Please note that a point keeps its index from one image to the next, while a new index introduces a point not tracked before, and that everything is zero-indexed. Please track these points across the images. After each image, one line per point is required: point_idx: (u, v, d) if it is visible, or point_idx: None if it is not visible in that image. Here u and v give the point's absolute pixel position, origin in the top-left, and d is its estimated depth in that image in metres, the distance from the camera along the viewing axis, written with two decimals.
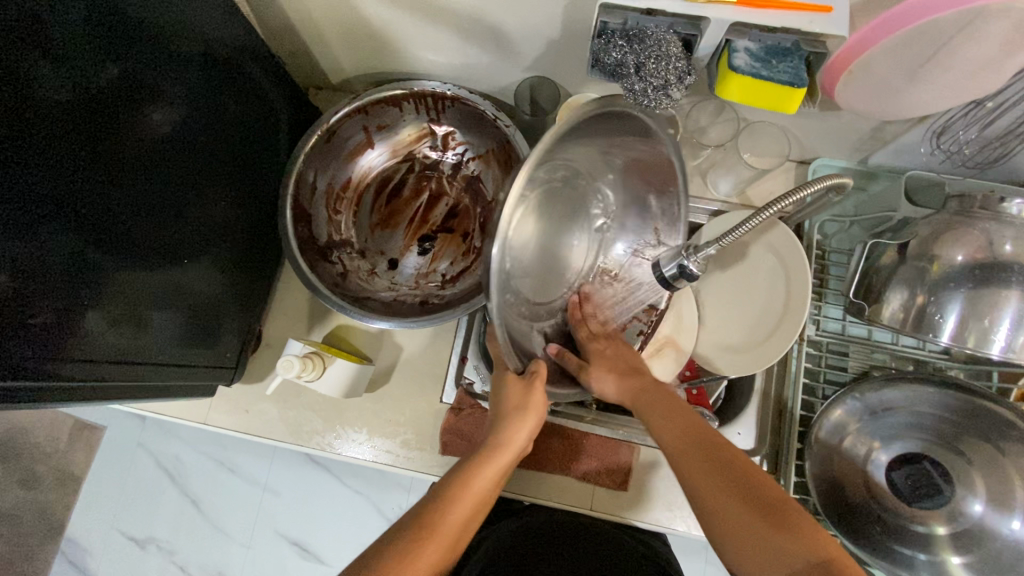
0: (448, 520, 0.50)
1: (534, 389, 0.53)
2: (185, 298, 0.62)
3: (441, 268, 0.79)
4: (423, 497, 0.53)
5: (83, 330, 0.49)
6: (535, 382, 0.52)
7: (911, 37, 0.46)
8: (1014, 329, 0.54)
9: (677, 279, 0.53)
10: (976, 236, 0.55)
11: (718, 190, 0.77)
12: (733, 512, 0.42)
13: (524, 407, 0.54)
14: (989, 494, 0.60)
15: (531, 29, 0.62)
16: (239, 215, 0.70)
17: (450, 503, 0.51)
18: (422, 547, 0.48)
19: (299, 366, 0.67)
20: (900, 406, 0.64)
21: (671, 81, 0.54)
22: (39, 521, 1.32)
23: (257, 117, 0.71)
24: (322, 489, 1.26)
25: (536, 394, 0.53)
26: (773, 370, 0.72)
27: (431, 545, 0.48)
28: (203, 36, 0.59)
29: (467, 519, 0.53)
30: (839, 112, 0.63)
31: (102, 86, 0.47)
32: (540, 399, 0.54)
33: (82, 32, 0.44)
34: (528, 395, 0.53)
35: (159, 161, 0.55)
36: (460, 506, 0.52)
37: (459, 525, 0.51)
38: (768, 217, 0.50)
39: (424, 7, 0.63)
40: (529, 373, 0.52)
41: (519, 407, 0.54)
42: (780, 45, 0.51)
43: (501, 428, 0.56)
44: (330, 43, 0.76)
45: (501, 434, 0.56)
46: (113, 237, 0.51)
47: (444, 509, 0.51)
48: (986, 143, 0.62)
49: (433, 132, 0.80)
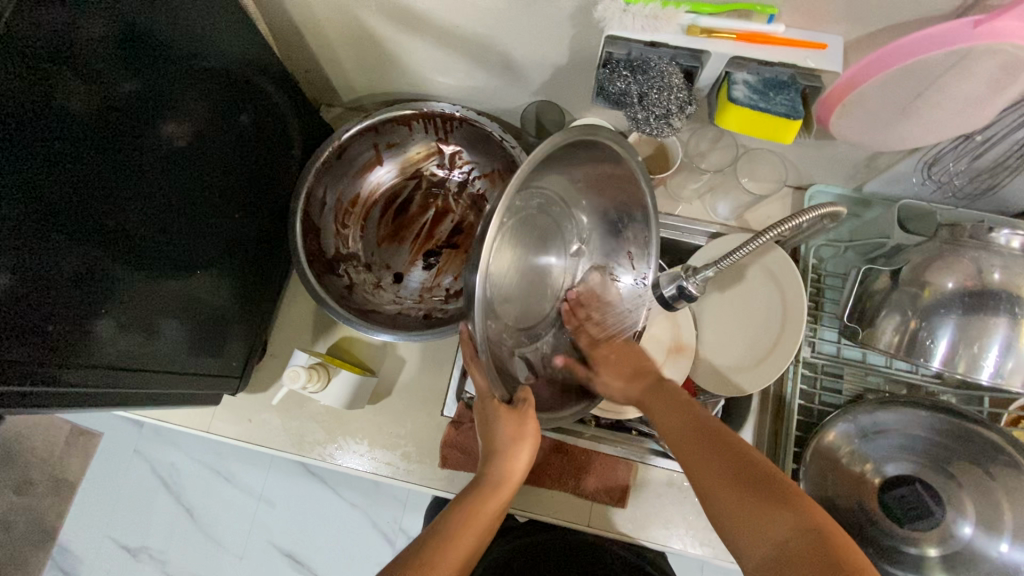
0: (448, 555, 0.52)
1: (528, 419, 0.53)
2: (192, 306, 0.63)
3: (445, 283, 0.81)
4: (427, 528, 0.55)
5: (92, 337, 0.50)
6: (527, 411, 0.53)
7: (900, 75, 0.49)
8: (1004, 354, 0.55)
9: (676, 300, 0.56)
10: (966, 264, 0.57)
11: (716, 213, 0.79)
12: (723, 480, 0.47)
13: (519, 437, 0.55)
14: (979, 518, 0.61)
15: (538, 55, 0.65)
16: (249, 225, 0.72)
17: (452, 538, 0.53)
18: None
19: (305, 376, 0.68)
20: (893, 429, 0.65)
21: (672, 111, 0.56)
22: (31, 528, 1.31)
23: (270, 135, 0.74)
24: (317, 501, 1.25)
25: (530, 423, 0.54)
26: (769, 391, 0.74)
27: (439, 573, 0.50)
28: (221, 56, 0.61)
29: (473, 547, 0.54)
30: (834, 141, 0.66)
31: (124, 100, 0.49)
32: (533, 428, 0.55)
33: (103, 48, 0.46)
34: (523, 426, 0.54)
35: (172, 172, 0.56)
36: (461, 541, 0.53)
37: (465, 554, 0.53)
38: (767, 242, 0.53)
39: (435, 33, 0.66)
40: (518, 403, 0.52)
41: (516, 437, 0.54)
42: (778, 77, 0.53)
43: (500, 462, 0.57)
44: (343, 64, 0.78)
45: (502, 465, 0.57)
46: (126, 245, 0.52)
47: (449, 543, 0.53)
48: (975, 175, 0.64)
49: (441, 150, 0.82)
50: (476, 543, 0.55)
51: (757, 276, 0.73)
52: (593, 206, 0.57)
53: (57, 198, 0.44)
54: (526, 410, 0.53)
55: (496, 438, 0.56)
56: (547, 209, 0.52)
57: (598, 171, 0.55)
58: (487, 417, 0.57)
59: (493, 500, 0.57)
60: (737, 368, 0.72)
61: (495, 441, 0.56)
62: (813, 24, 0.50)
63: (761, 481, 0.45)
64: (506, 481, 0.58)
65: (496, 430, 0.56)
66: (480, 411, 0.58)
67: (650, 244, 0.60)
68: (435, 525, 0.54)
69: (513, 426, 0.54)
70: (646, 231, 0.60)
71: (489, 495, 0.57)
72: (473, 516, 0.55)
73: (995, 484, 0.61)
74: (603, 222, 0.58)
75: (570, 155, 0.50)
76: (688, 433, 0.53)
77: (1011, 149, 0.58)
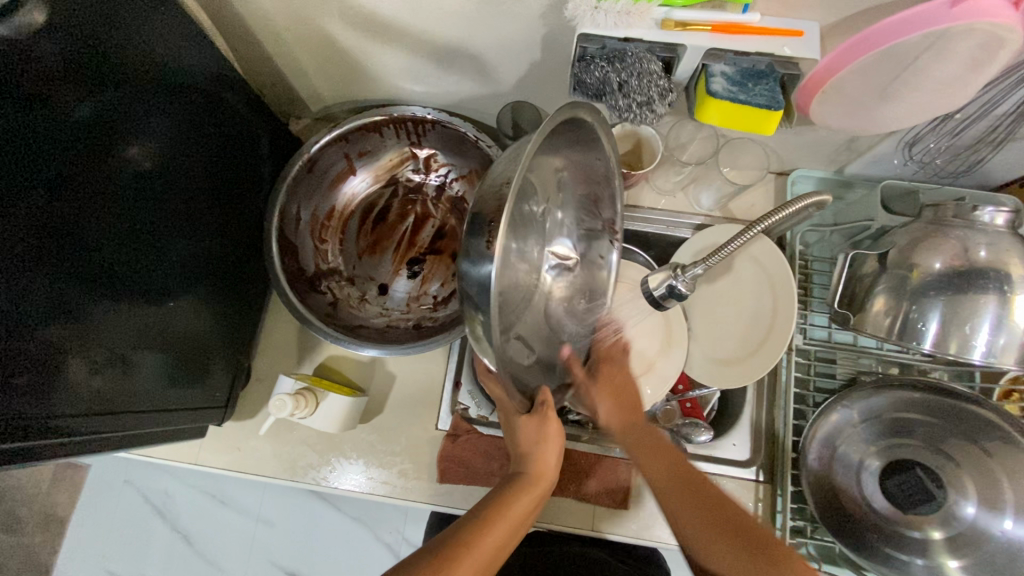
0: (482, 542, 0.51)
1: (550, 421, 0.56)
2: (170, 335, 0.60)
3: (432, 290, 0.79)
4: (454, 523, 0.54)
5: (65, 378, 0.48)
6: (547, 413, 0.55)
7: (877, 60, 0.48)
8: (995, 331, 0.55)
9: (666, 299, 0.56)
10: (952, 244, 0.57)
11: (700, 204, 0.78)
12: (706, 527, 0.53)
13: (543, 439, 0.57)
14: (981, 497, 0.61)
15: (510, 55, 0.63)
16: (224, 246, 0.69)
17: (483, 529, 0.52)
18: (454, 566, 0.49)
19: (291, 404, 0.66)
20: (888, 412, 0.66)
21: (654, 98, 0.54)
22: (22, 567, 1.28)
23: (239, 153, 0.71)
24: (316, 518, 1.23)
25: (551, 424, 0.57)
26: (765, 380, 0.73)
27: (466, 563, 0.49)
28: (183, 73, 0.59)
29: (499, 549, 0.53)
30: (814, 126, 0.65)
31: (77, 125, 0.46)
32: (555, 429, 0.57)
33: (57, 70, 0.44)
34: (545, 428, 0.57)
35: (140, 195, 0.54)
36: (494, 531, 0.52)
37: (492, 549, 0.52)
38: (754, 236, 0.53)
39: (404, 39, 0.64)
40: (539, 403, 0.54)
41: (540, 439, 0.57)
42: (755, 67, 0.52)
43: (528, 462, 0.58)
44: (311, 75, 0.76)
45: (529, 467, 0.58)
46: (95, 276, 0.50)
47: (477, 533, 0.52)
48: (956, 152, 0.64)
49: (415, 155, 0.80)
50: (509, 535, 0.53)
51: (745, 266, 0.73)
52: (568, 183, 0.55)
53: (18, 236, 0.42)
54: (546, 411, 0.55)
55: (522, 441, 0.59)
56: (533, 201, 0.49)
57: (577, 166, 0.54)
58: (512, 424, 0.60)
59: (522, 499, 0.56)
60: (730, 360, 0.72)
61: (521, 444, 0.59)
62: (787, 10, 0.49)
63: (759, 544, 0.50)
64: (536, 482, 0.57)
65: (520, 435, 0.59)
66: (507, 423, 0.62)
67: (615, 199, 0.59)
68: (462, 520, 0.54)
69: (535, 428, 0.57)
70: (613, 193, 0.59)
71: (518, 493, 0.56)
72: (501, 513, 0.54)
73: (993, 462, 0.61)
74: (575, 199, 0.56)
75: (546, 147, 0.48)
76: (679, 486, 0.56)
77: (992, 125, 0.57)
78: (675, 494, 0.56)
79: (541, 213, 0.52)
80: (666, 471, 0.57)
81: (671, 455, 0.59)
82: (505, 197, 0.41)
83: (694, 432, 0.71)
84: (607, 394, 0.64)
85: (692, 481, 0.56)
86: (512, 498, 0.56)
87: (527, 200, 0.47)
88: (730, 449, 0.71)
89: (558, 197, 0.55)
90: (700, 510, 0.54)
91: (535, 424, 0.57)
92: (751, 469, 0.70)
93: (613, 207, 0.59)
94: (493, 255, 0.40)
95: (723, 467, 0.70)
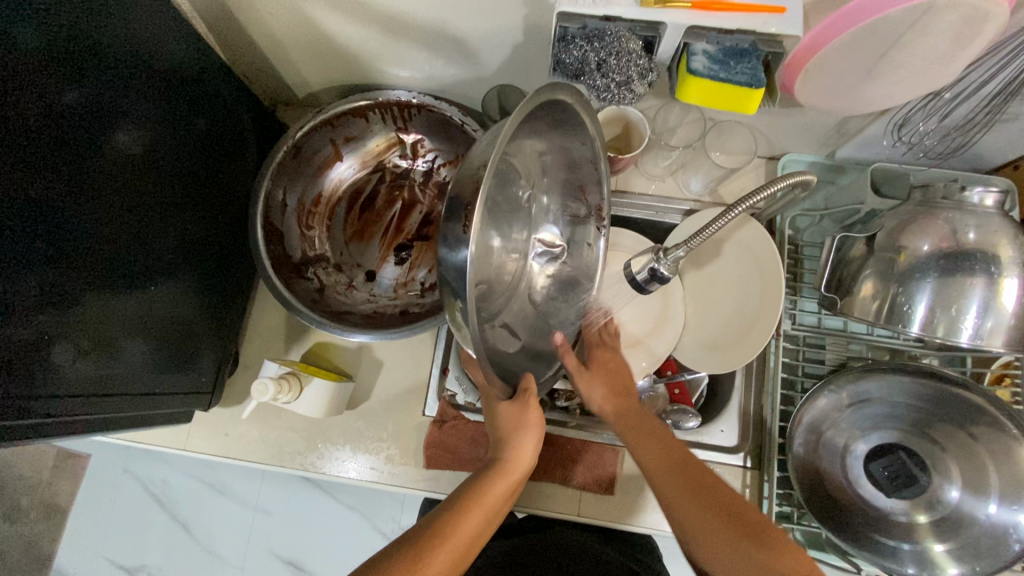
0: (461, 528, 0.51)
1: (530, 407, 0.56)
2: (157, 320, 0.61)
3: (420, 276, 0.79)
4: (435, 508, 0.54)
5: (51, 364, 0.48)
6: (529, 400, 0.56)
7: (861, 36, 0.47)
8: (982, 315, 0.54)
9: (649, 282, 0.55)
10: (940, 226, 0.56)
11: (689, 189, 0.78)
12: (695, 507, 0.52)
13: (523, 426, 0.57)
14: (966, 481, 0.61)
15: (493, 37, 0.62)
16: (210, 232, 0.69)
17: (462, 515, 0.52)
18: (432, 554, 0.49)
19: (274, 388, 0.65)
20: (877, 397, 0.66)
21: (633, 78, 0.56)
22: (25, 554, 1.30)
23: (224, 142, 0.71)
24: (313, 507, 1.24)
25: (532, 410, 0.57)
26: (753, 367, 0.73)
27: (443, 550, 0.49)
28: (166, 58, 0.58)
29: (475, 536, 0.52)
30: (802, 108, 0.64)
31: (61, 111, 0.46)
32: (536, 416, 0.58)
33: (40, 55, 0.44)
34: (526, 414, 0.57)
35: (127, 181, 0.54)
36: (473, 516, 0.52)
37: (471, 535, 0.52)
38: (738, 214, 0.51)
39: (386, 22, 0.63)
40: (521, 391, 0.55)
41: (519, 426, 0.58)
42: (737, 46, 0.52)
43: (505, 448, 0.58)
44: (296, 60, 0.75)
45: (506, 453, 0.58)
46: (81, 261, 0.50)
47: (455, 520, 0.51)
48: (946, 134, 0.63)
49: (401, 141, 0.79)
50: (489, 519, 0.54)
51: (734, 251, 0.73)
52: (552, 167, 0.55)
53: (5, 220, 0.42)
54: (527, 399, 0.55)
55: (501, 426, 0.59)
56: (513, 183, 0.49)
57: (560, 146, 0.54)
58: (493, 410, 0.60)
59: (499, 487, 0.56)
60: (718, 345, 0.71)
61: (501, 429, 0.59)
62: None
63: (747, 524, 0.50)
64: (513, 469, 0.57)
65: (500, 420, 0.59)
66: (490, 408, 0.62)
67: (602, 185, 0.58)
68: (443, 505, 0.54)
69: (516, 415, 0.57)
70: (599, 177, 0.58)
71: (495, 479, 0.56)
72: (480, 499, 0.54)
73: (979, 446, 0.61)
74: (559, 181, 0.56)
75: (528, 128, 0.47)
76: (675, 470, 0.55)
77: (981, 105, 0.56)
78: (667, 475, 0.55)
79: (526, 198, 0.52)
80: (658, 454, 0.57)
81: (663, 439, 0.58)
82: (478, 176, 0.40)
83: (682, 418, 0.71)
84: (601, 381, 0.65)
85: (686, 460, 0.56)
86: (491, 483, 0.56)
87: (504, 180, 0.47)
88: (718, 435, 0.71)
89: (542, 181, 0.54)
90: (691, 489, 0.53)
91: (515, 411, 0.57)
92: (738, 455, 0.70)
93: (600, 192, 0.59)
94: (462, 235, 0.40)
95: (711, 453, 0.70)
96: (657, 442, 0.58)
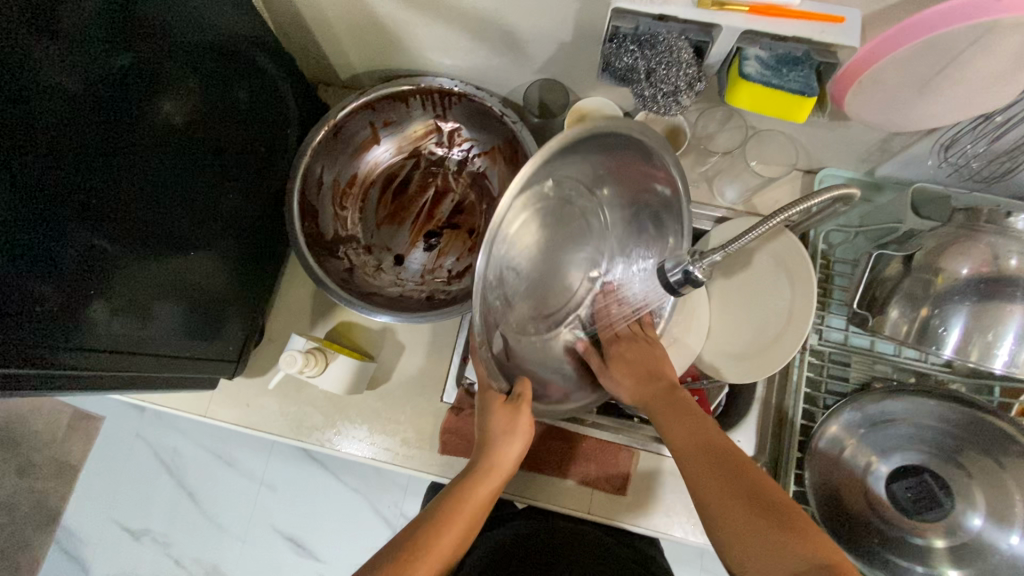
0: (442, 539, 0.53)
1: (523, 412, 0.55)
2: (189, 289, 0.62)
3: (447, 264, 0.79)
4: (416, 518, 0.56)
5: (84, 320, 0.49)
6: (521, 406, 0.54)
7: (920, 50, 0.46)
8: (1017, 344, 0.54)
9: (682, 285, 0.51)
10: (981, 250, 0.55)
11: (723, 198, 0.77)
12: (711, 477, 0.47)
13: (511, 432, 0.56)
14: (990, 510, 0.61)
15: (542, 31, 0.63)
16: (246, 206, 0.70)
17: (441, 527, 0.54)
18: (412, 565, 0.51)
19: (302, 360, 0.67)
20: (902, 418, 0.65)
21: (681, 88, 0.55)
22: (34, 510, 1.32)
23: (267, 119, 0.72)
24: (319, 486, 1.25)
25: (524, 418, 0.55)
26: (775, 379, 0.73)
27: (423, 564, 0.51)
28: (216, 31, 0.59)
29: (463, 534, 0.56)
30: (848, 122, 0.64)
31: (114, 75, 0.47)
32: (527, 423, 0.56)
33: (95, 19, 0.45)
34: (517, 419, 0.55)
35: (168, 149, 0.55)
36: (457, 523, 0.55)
37: (451, 544, 0.54)
38: (777, 224, 0.48)
39: (438, 9, 0.64)
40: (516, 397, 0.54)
41: (508, 430, 0.56)
42: (791, 53, 0.52)
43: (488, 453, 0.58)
44: (343, 42, 0.76)
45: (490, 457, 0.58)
46: (120, 223, 0.50)
47: (434, 532, 0.54)
48: (993, 158, 0.62)
49: (439, 128, 0.80)
50: (470, 525, 0.56)
51: (765, 262, 0.72)
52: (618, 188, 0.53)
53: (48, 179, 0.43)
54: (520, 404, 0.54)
55: (489, 429, 0.57)
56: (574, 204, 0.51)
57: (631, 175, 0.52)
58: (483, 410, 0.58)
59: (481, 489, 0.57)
60: (743, 355, 0.71)
61: (490, 432, 0.57)
62: None
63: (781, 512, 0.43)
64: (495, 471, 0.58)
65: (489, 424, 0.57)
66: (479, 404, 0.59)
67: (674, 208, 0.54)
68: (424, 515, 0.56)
69: (506, 418, 0.56)
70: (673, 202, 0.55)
71: (479, 483, 0.58)
72: (459, 504, 0.56)
73: (1006, 475, 0.60)
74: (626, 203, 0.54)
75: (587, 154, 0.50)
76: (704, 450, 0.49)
77: None
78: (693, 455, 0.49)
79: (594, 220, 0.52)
80: (689, 434, 0.51)
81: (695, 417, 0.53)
82: None
83: None
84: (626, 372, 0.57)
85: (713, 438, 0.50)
86: (473, 488, 0.57)
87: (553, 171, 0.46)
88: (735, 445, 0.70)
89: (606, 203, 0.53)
90: (714, 470, 0.47)
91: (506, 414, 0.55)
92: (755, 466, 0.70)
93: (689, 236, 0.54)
94: None
95: None
96: (688, 419, 0.53)
